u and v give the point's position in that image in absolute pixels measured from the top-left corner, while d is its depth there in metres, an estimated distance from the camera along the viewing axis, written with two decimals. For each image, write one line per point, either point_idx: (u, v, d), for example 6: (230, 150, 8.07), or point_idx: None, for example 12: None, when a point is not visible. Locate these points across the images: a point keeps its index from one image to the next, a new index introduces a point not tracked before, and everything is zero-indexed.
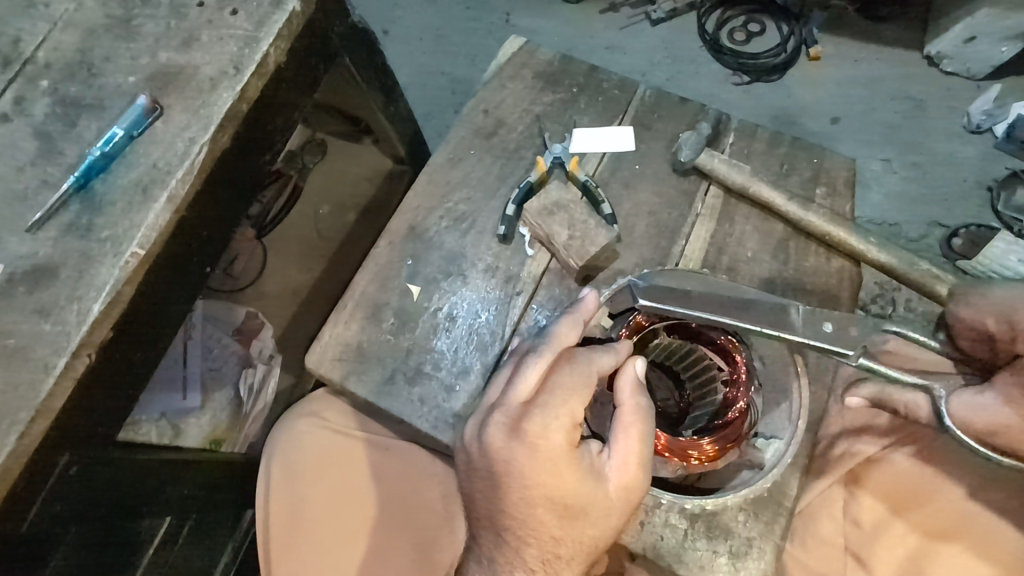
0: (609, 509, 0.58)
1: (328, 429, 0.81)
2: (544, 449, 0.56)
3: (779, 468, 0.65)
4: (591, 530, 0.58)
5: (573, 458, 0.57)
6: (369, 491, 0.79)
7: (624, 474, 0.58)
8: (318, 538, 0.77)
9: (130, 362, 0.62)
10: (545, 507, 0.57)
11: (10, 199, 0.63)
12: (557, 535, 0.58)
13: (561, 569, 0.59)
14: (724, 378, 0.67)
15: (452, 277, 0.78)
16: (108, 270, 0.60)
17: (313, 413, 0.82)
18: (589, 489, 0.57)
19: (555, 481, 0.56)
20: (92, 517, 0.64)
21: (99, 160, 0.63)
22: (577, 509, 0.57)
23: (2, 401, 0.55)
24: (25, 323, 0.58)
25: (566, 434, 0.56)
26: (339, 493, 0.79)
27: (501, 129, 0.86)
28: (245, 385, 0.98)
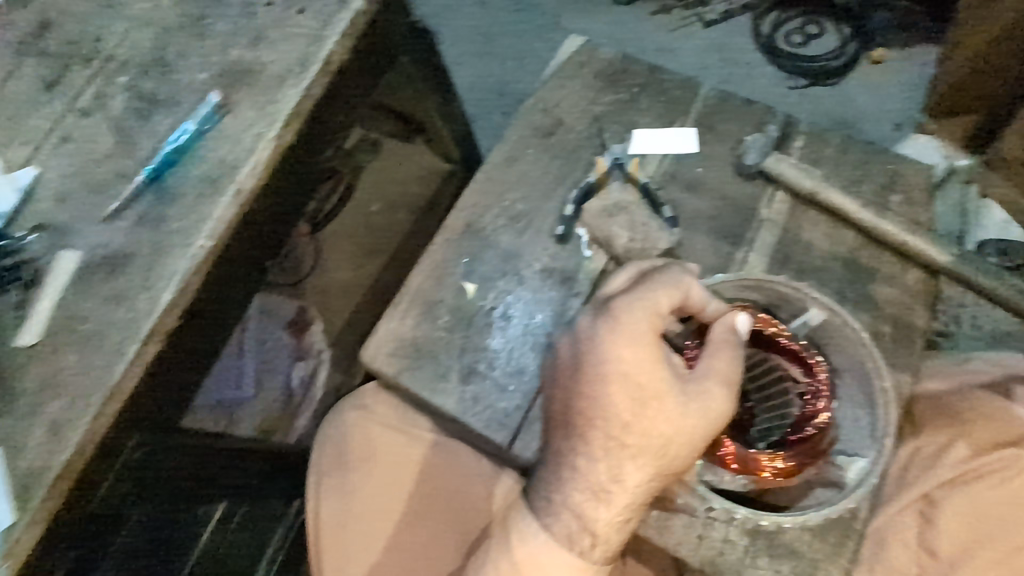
0: (684, 409, 0.55)
1: (379, 423, 0.79)
2: (625, 324, 0.55)
3: (862, 487, 0.61)
4: (664, 425, 0.55)
5: (654, 342, 0.55)
6: (420, 490, 0.76)
7: (705, 381, 0.56)
8: (365, 535, 0.75)
9: (194, 349, 0.63)
10: (619, 386, 0.55)
11: (89, 189, 0.65)
12: (626, 419, 0.55)
13: (624, 462, 0.55)
14: (802, 390, 0.62)
15: (508, 276, 0.78)
16: (177, 260, 0.61)
17: (363, 406, 0.80)
18: (665, 376, 0.55)
19: (633, 360, 0.54)
20: (155, 500, 0.65)
21: (172, 152, 0.65)
22: (651, 394, 0.55)
23: (78, 383, 0.57)
24: (99, 310, 0.60)
25: (649, 317, 0.55)
26: (389, 490, 0.77)
27: (559, 129, 0.86)
28: (296, 378, 0.98)
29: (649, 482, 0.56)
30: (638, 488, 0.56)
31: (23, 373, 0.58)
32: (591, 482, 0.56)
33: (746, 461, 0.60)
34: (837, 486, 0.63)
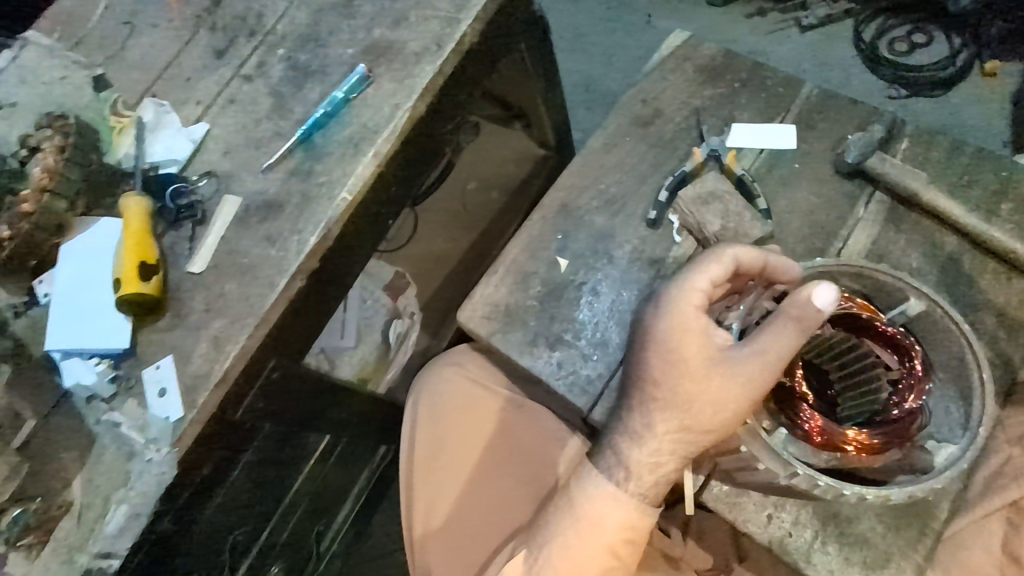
0: (720, 371, 0.59)
1: (468, 378, 0.85)
2: (664, 295, 0.61)
3: (954, 471, 0.58)
4: (694, 386, 0.60)
5: (691, 312, 0.60)
6: (501, 441, 0.83)
7: (750, 353, 0.59)
8: (450, 477, 0.82)
9: (327, 290, 0.72)
10: (655, 348, 0.61)
11: (250, 145, 0.76)
12: (659, 377, 0.61)
13: (656, 415, 0.61)
14: (893, 377, 0.61)
15: (598, 256, 0.81)
16: (324, 210, 0.70)
17: (455, 362, 0.87)
18: (703, 339, 0.60)
19: (666, 326, 0.60)
20: (282, 420, 0.74)
21: (322, 117, 0.74)
22: (687, 357, 0.60)
23: (237, 307, 0.67)
24: (256, 248, 0.69)
25: (689, 290, 0.60)
26: (476, 439, 0.83)
27: (658, 119, 0.89)
28: (392, 333, 1.05)
29: (682, 437, 0.61)
30: (667, 437, 0.61)
31: (194, 294, 0.68)
32: (630, 429, 0.63)
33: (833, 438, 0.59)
34: (923, 471, 0.60)
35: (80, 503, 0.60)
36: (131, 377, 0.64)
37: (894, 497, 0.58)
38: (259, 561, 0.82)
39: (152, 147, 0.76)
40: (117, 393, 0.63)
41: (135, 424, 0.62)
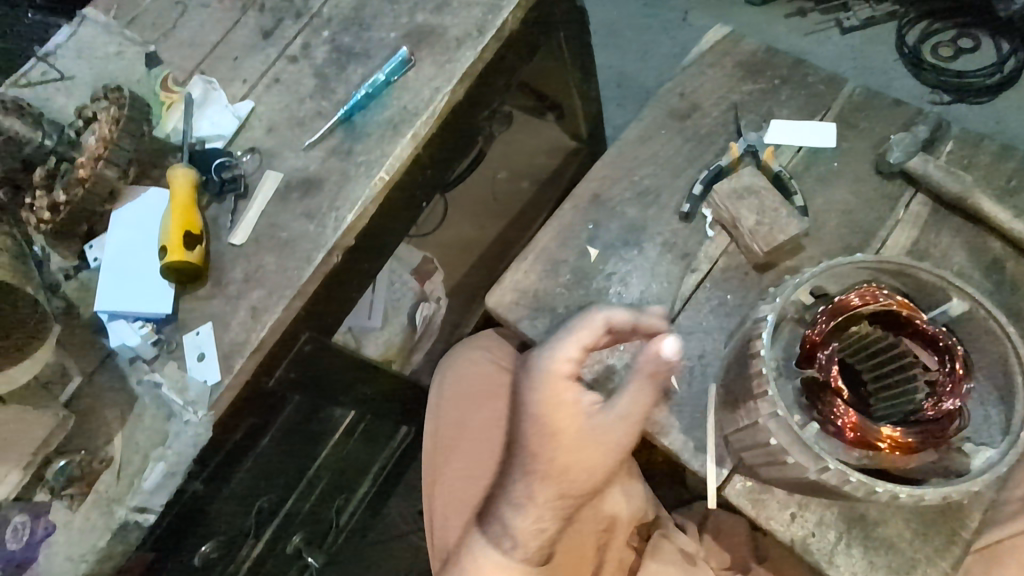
0: (583, 434, 0.66)
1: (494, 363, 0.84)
2: (536, 368, 0.68)
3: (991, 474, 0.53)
4: (561, 455, 0.66)
5: (559, 385, 0.67)
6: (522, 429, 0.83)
7: (611, 418, 0.66)
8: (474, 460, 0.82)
9: (360, 267, 0.74)
10: (530, 420, 0.69)
11: (293, 124, 0.78)
12: (533, 448, 0.68)
13: (533, 483, 0.68)
14: (932, 376, 0.55)
15: (629, 245, 0.82)
16: (361, 188, 0.71)
17: (483, 345, 0.86)
18: (570, 409, 0.67)
19: (538, 398, 0.68)
20: (311, 393, 0.75)
21: (363, 98, 0.75)
22: (553, 434, 0.67)
23: (275, 279, 0.68)
24: (294, 222, 0.71)
25: (559, 362, 0.67)
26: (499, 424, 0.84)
27: (695, 112, 0.88)
28: (419, 316, 1.07)
29: (552, 503, 0.67)
30: (548, 503, 0.67)
31: (234, 265, 0.70)
32: (513, 495, 0.69)
33: (867, 435, 0.53)
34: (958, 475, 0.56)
35: (120, 458, 0.62)
36: (172, 341, 0.66)
37: (928, 497, 0.54)
38: (280, 531, 0.84)
39: (199, 122, 0.79)
40: (159, 355, 0.65)
41: (174, 385, 0.63)
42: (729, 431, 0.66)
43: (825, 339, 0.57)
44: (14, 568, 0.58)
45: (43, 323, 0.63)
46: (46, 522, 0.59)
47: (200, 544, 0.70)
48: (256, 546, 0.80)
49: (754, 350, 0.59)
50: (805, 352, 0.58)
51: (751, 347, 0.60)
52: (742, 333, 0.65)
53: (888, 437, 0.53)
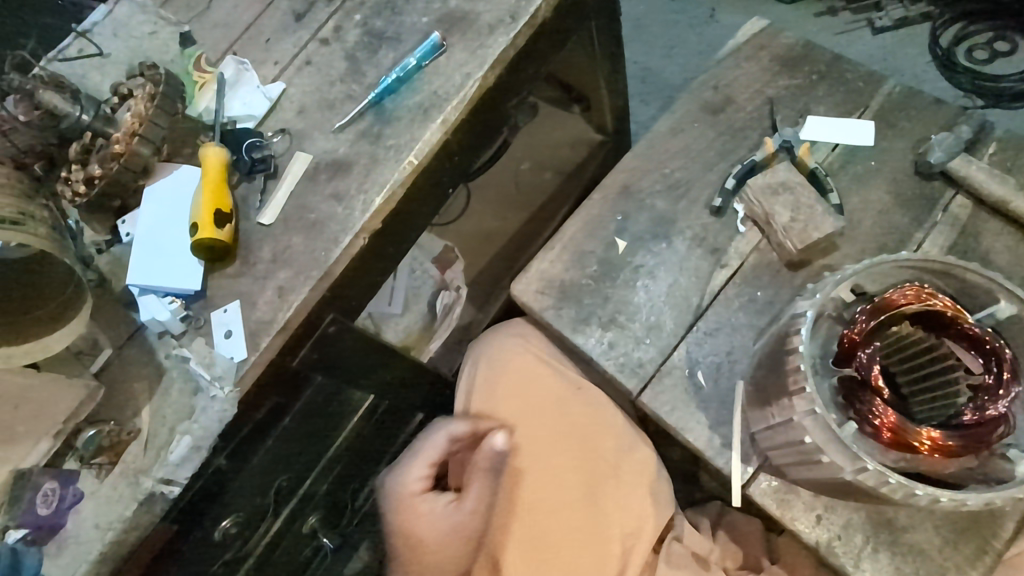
0: (438, 529, 0.74)
1: (531, 353, 0.80)
2: (388, 492, 0.76)
3: None
4: (426, 551, 0.75)
5: (411, 502, 0.75)
6: (554, 423, 0.79)
7: (459, 515, 0.74)
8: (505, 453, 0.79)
9: (386, 251, 0.74)
10: (399, 537, 0.76)
11: (323, 106, 0.78)
12: (403, 560, 0.77)
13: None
14: (976, 380, 0.53)
15: (658, 238, 0.81)
16: (389, 171, 0.71)
17: (520, 334, 0.83)
18: (427, 518, 0.75)
19: (394, 519, 0.76)
20: (333, 374, 0.76)
21: (394, 82, 0.75)
22: (509, 458, 0.78)
23: (302, 259, 0.68)
24: (323, 204, 0.71)
25: (402, 484, 0.76)
26: (534, 418, 0.79)
27: (728, 107, 0.87)
28: (440, 304, 1.07)
29: (456, 548, 0.75)
30: None
31: (262, 244, 0.70)
32: None
33: (905, 436, 0.51)
34: (1002, 482, 0.53)
35: (147, 431, 0.62)
36: (200, 318, 0.67)
37: (969, 502, 0.52)
38: (298, 510, 0.85)
39: (231, 102, 0.79)
40: (187, 330, 0.66)
41: (201, 360, 0.64)
42: (758, 430, 0.66)
43: (865, 338, 0.56)
44: (40, 533, 0.58)
45: (78, 295, 0.61)
46: (74, 490, 0.60)
47: (220, 520, 0.70)
48: (274, 524, 0.81)
49: (791, 346, 0.59)
50: (845, 350, 0.56)
51: (789, 342, 0.59)
52: (774, 330, 0.64)
53: (928, 439, 0.51)
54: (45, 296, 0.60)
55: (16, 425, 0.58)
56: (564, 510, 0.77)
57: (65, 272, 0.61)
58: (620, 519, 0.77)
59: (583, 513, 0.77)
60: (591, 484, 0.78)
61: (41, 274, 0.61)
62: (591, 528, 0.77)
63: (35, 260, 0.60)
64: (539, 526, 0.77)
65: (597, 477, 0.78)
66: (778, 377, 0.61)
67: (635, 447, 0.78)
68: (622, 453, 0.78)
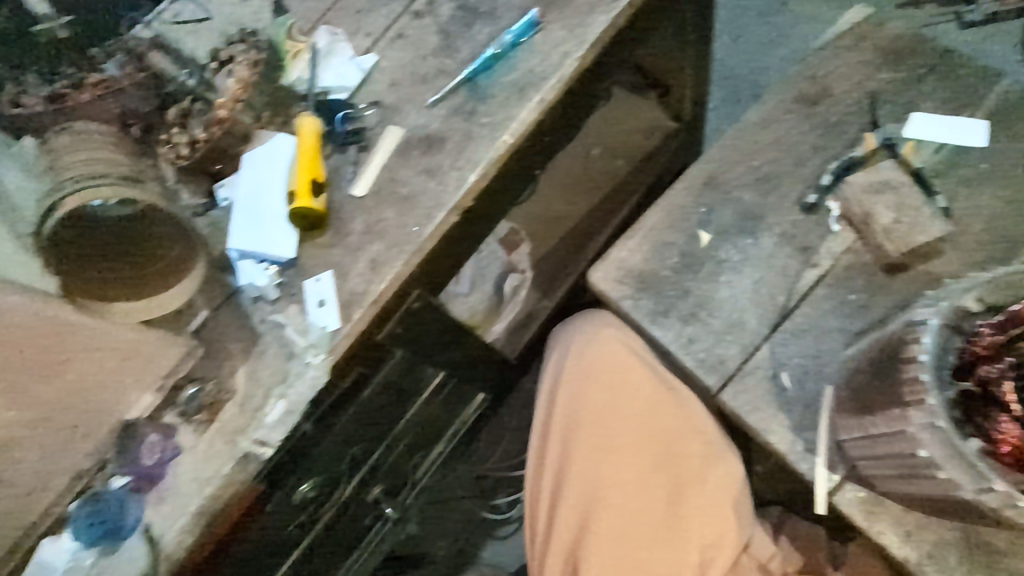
0: None
1: (624, 347, 0.77)
2: None
3: None
4: None
5: None
6: (641, 423, 0.76)
7: None
8: (589, 446, 0.77)
9: (473, 230, 0.74)
10: None
11: (415, 80, 0.77)
12: None
13: None
14: None
15: (743, 233, 0.78)
16: (485, 149, 0.71)
17: (613, 325, 0.79)
18: None
19: None
20: (412, 348, 0.77)
21: (490, 58, 0.74)
22: (593, 453, 0.76)
23: (395, 232, 0.69)
24: (416, 179, 0.71)
25: None
26: (621, 414, 0.77)
27: (825, 99, 0.83)
28: (507, 285, 1.08)
29: None
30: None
31: (354, 216, 0.70)
32: None
33: None
34: None
35: (243, 392, 0.64)
36: (293, 286, 0.68)
37: None
38: (365, 480, 0.87)
39: (323, 72, 0.78)
40: (281, 297, 0.67)
41: (297, 327, 0.65)
42: (851, 438, 0.64)
43: (994, 353, 0.54)
44: (143, 481, 0.61)
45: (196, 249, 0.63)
46: (174, 443, 0.62)
47: (300, 483, 0.73)
48: (343, 491, 0.83)
49: (907, 354, 0.55)
50: (966, 363, 0.55)
51: (906, 350, 0.56)
52: (880, 335, 0.61)
53: None
54: (161, 249, 0.62)
55: (125, 376, 0.60)
56: (646, 510, 0.75)
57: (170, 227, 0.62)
58: (700, 528, 0.75)
59: (664, 514, 0.75)
60: (675, 489, 0.76)
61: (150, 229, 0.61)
62: (669, 535, 0.75)
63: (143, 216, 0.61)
64: (618, 524, 0.75)
65: (681, 483, 0.76)
66: (887, 385, 0.58)
67: (722, 456, 0.76)
68: (709, 461, 0.76)
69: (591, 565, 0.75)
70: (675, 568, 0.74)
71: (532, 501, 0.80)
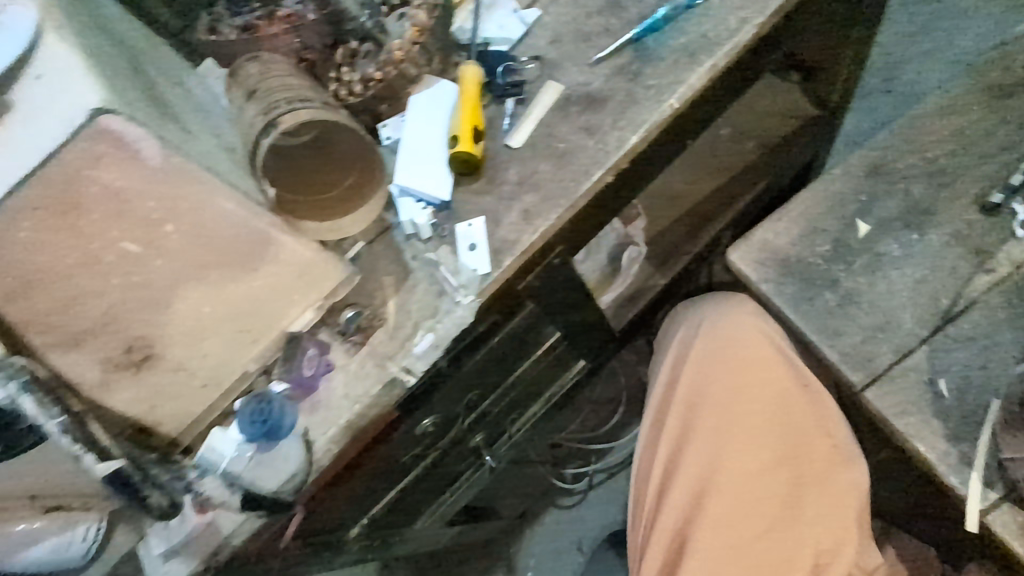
0: None
1: (765, 337, 0.81)
2: None
3: None
4: None
5: None
6: (770, 412, 0.80)
7: None
8: (714, 425, 0.79)
9: (622, 193, 0.74)
10: None
11: (577, 37, 0.76)
12: None
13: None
14: None
15: (909, 228, 0.87)
16: (649, 112, 0.70)
17: (755, 314, 0.83)
18: None
19: None
20: (543, 302, 0.78)
21: (662, 18, 0.72)
22: (720, 432, 0.79)
23: (550, 186, 0.70)
24: (574, 135, 0.71)
25: None
26: (753, 401, 0.80)
27: (1013, 97, 0.89)
28: (625, 257, 1.07)
29: None
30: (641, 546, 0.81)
31: (508, 167, 0.72)
32: None
33: None
34: None
35: (393, 320, 0.68)
36: (445, 228, 0.70)
37: None
38: (473, 424, 0.90)
39: (485, 24, 0.79)
40: (433, 237, 0.69)
41: (449, 268, 0.68)
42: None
43: None
44: (298, 391, 0.66)
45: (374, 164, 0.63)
46: (327, 360, 0.67)
47: (423, 417, 0.77)
48: (454, 432, 0.87)
49: None
50: None
51: None
52: None
53: None
54: (348, 159, 0.63)
55: (291, 292, 0.60)
56: (761, 496, 0.78)
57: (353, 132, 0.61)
58: (815, 523, 0.78)
59: (778, 504, 0.78)
60: (795, 482, 0.79)
61: (333, 143, 0.62)
62: (783, 524, 0.78)
63: (322, 134, 0.62)
64: (733, 507, 0.78)
65: (802, 477, 0.79)
66: None
67: (848, 461, 0.79)
68: (833, 461, 0.79)
69: (701, 540, 0.77)
70: (780, 557, 0.77)
71: (641, 476, 0.82)
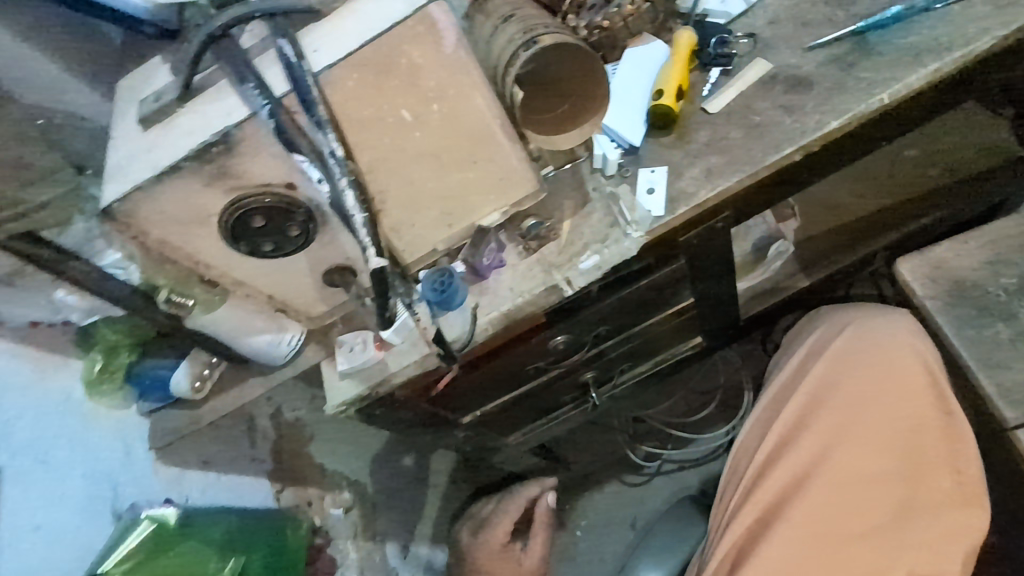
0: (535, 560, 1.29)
1: (917, 356, 0.84)
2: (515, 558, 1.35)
3: None
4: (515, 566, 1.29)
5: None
6: (902, 426, 0.81)
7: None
8: (838, 418, 0.82)
9: (805, 176, 0.78)
10: None
11: (796, 22, 0.79)
12: None
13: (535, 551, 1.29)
14: None
15: None
16: (856, 101, 0.73)
17: (912, 333, 0.85)
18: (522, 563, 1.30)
19: None
20: (693, 261, 0.84)
21: (895, 15, 0.75)
22: (843, 427, 0.81)
23: (738, 152, 0.75)
24: (772, 111, 0.75)
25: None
26: (887, 409, 0.82)
27: None
28: (772, 249, 1.06)
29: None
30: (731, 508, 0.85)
31: (701, 128, 0.77)
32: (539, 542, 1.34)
33: None
34: None
35: (566, 238, 0.77)
36: (629, 170, 0.77)
37: None
38: (591, 359, 0.98)
39: None
40: (615, 175, 0.77)
41: (627, 204, 0.76)
42: None
43: None
44: (471, 276, 0.78)
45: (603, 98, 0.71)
46: (500, 257, 0.78)
47: (558, 333, 0.85)
48: (575, 359, 0.95)
49: None
50: None
51: None
52: None
53: None
54: (570, 90, 0.73)
55: (492, 192, 0.72)
56: (870, 500, 0.79)
57: (587, 58, 0.69)
58: (921, 546, 0.77)
59: (886, 514, 0.79)
60: (908, 499, 0.79)
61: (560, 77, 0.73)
62: (885, 534, 0.78)
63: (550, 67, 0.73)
64: (835, 501, 0.79)
65: (917, 497, 0.79)
66: None
67: (972, 500, 0.79)
68: (956, 494, 0.79)
69: (795, 518, 0.79)
70: (875, 565, 0.77)
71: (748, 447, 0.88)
